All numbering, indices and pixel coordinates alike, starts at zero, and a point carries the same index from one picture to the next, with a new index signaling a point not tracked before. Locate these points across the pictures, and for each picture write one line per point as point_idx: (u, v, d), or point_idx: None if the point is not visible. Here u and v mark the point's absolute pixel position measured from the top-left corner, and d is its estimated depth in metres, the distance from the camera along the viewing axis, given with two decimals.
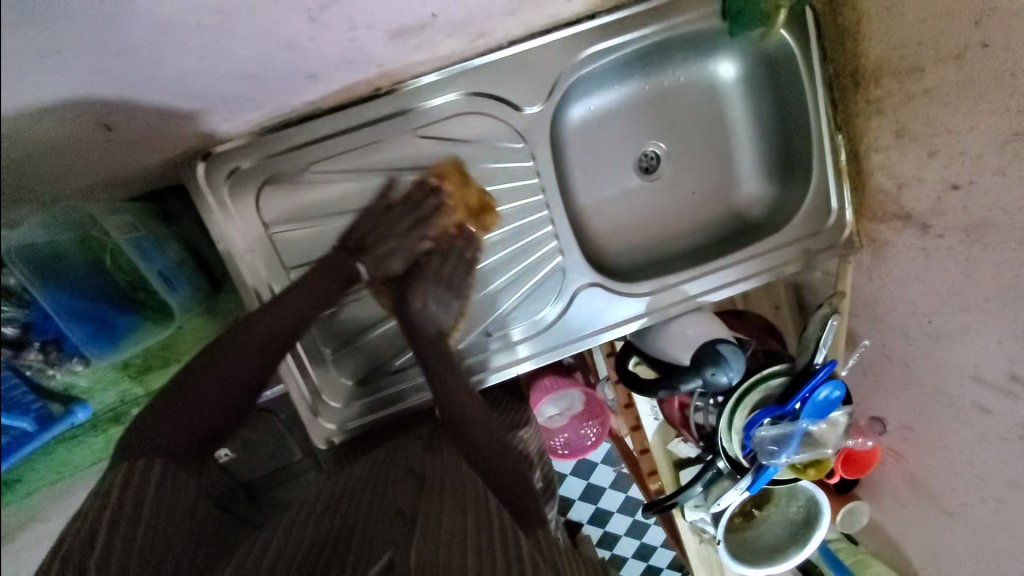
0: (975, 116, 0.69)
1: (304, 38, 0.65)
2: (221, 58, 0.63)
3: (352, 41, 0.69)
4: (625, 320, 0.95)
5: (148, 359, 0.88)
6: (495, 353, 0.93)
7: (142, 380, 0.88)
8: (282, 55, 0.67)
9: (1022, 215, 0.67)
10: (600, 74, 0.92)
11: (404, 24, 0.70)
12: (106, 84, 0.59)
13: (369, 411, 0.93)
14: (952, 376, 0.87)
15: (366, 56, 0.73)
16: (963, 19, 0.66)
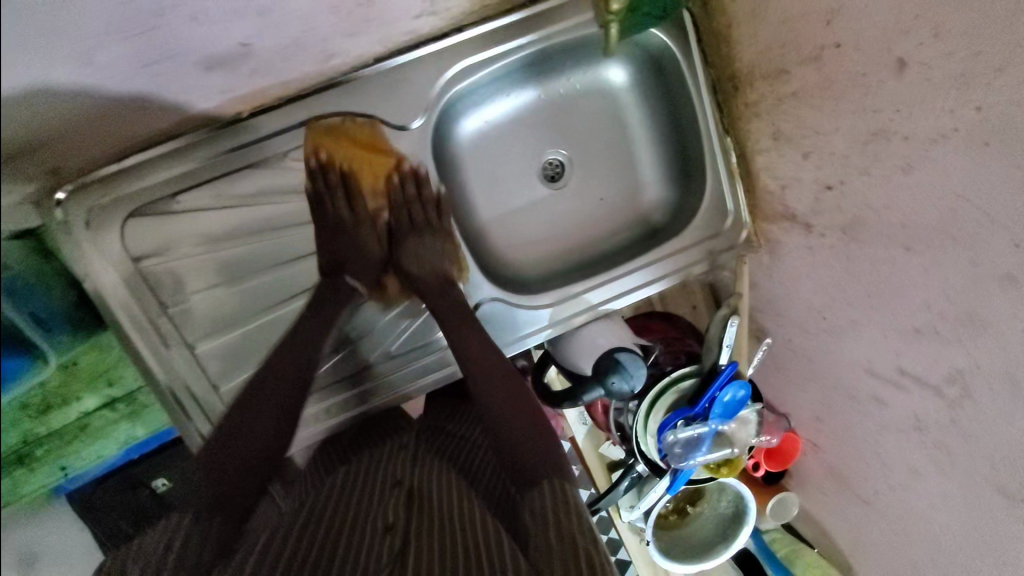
0: (837, 117, 0.68)
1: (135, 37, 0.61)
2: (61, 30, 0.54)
3: (154, 74, 0.68)
4: (541, 325, 0.95)
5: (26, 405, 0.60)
6: (416, 363, 0.92)
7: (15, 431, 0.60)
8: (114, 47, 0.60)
9: (888, 214, 0.67)
10: (485, 88, 0.91)
11: (215, 54, 0.70)
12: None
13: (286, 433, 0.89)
14: (850, 370, 0.88)
15: (198, 85, 0.73)
16: (814, 22, 0.65)
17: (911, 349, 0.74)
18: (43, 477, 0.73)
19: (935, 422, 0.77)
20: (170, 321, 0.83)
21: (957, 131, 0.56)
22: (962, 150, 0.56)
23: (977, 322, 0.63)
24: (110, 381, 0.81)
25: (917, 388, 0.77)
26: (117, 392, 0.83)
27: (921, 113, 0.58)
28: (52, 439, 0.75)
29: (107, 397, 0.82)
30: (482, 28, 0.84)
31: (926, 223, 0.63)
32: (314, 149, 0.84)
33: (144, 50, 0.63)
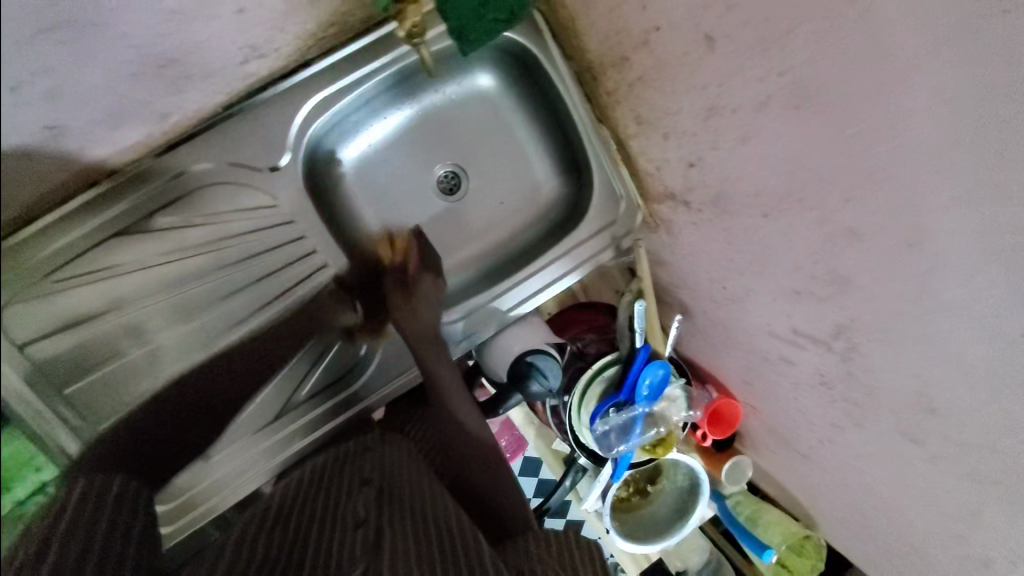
0: (678, 98, 0.68)
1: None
2: None
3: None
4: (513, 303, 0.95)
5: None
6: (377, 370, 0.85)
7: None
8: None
9: (742, 184, 0.68)
10: (356, 113, 0.87)
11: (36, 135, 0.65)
12: None
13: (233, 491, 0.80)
14: (759, 335, 0.88)
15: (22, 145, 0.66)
16: (634, 8, 0.65)
17: (798, 309, 0.74)
18: None
19: (836, 375, 0.77)
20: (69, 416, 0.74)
21: (772, 98, 0.55)
22: (778, 116, 0.56)
23: (840, 278, 0.63)
24: None
25: (813, 346, 0.77)
26: None
27: (738, 84, 0.58)
28: None
29: None
30: (338, 54, 0.80)
31: (773, 189, 0.63)
32: (189, 199, 0.78)
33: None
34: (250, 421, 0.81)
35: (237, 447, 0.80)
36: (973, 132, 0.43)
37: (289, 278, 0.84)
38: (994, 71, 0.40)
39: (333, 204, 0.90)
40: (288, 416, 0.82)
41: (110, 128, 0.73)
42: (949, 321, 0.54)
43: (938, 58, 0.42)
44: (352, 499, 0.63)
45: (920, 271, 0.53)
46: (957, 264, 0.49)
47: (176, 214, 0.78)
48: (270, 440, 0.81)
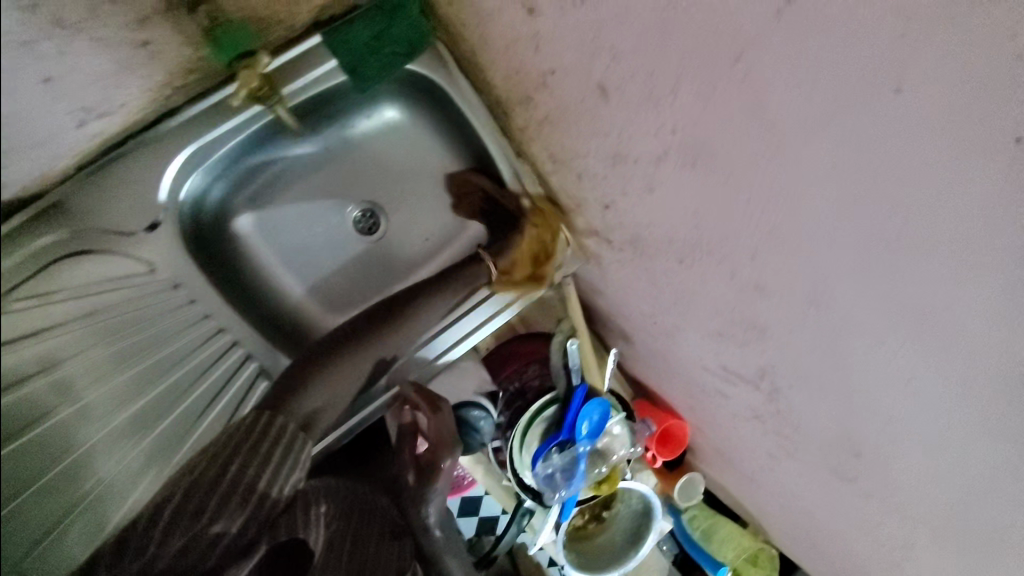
0: (584, 141, 0.63)
1: None
2: None
3: None
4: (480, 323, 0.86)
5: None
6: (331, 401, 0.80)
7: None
8: None
9: (656, 231, 0.64)
10: (246, 157, 0.79)
11: None
12: None
13: None
14: (694, 369, 0.86)
15: None
16: (528, 49, 0.60)
17: (725, 349, 0.72)
18: None
19: (767, 412, 0.76)
20: None
21: (670, 152, 0.51)
22: (678, 170, 0.52)
23: (757, 327, 0.61)
24: None
25: (742, 384, 0.75)
26: None
27: (636, 135, 0.54)
28: None
29: None
30: (213, 97, 0.71)
31: (683, 238, 0.59)
32: (50, 269, 0.63)
33: None
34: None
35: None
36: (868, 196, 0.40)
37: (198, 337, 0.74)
38: (885, 148, 0.37)
39: (229, 259, 0.82)
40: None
41: None
42: (858, 377, 0.52)
43: (821, 130, 0.39)
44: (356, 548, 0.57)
45: (828, 330, 0.51)
46: (864, 323, 0.47)
47: (32, 291, 0.63)
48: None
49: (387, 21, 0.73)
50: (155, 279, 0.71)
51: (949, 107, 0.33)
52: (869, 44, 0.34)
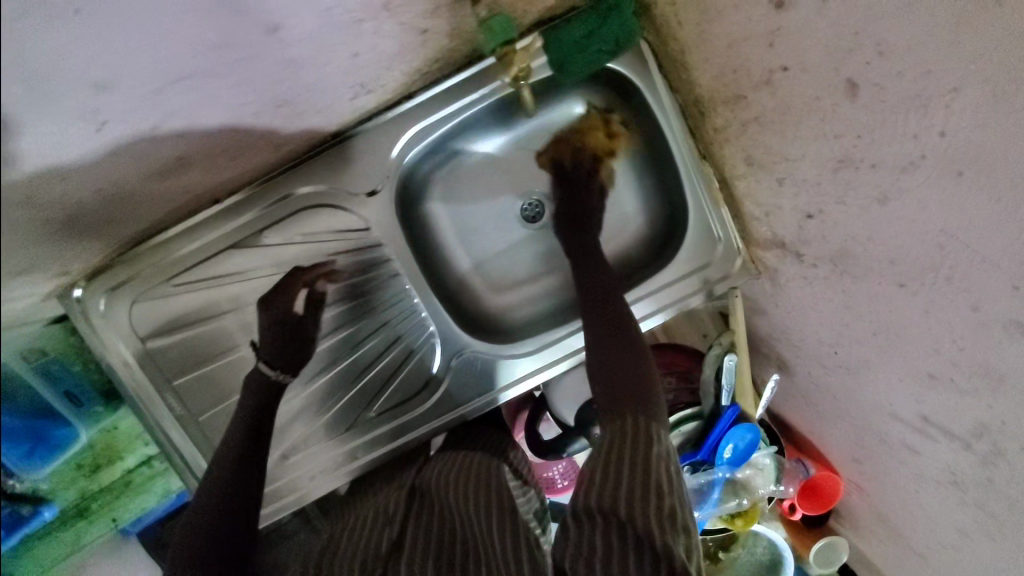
0: (801, 144, 0.60)
1: (222, 69, 0.50)
2: (152, 55, 0.44)
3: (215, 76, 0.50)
4: None
5: (96, 457, 0.82)
6: (490, 371, 0.90)
7: (90, 479, 0.82)
8: (217, 87, 0.51)
9: (874, 247, 0.58)
10: (450, 140, 0.87)
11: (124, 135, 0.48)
12: (153, 50, 0.44)
13: (359, 454, 0.90)
14: (875, 412, 0.76)
15: (161, 107, 0.49)
16: (757, 45, 0.58)
17: (932, 394, 0.63)
18: (99, 527, 0.84)
19: (974, 480, 0.64)
20: (193, 415, 0.87)
21: (926, 159, 0.47)
22: (932, 182, 0.47)
23: (993, 375, 0.53)
24: (144, 441, 0.87)
25: (946, 440, 0.65)
26: (152, 450, 0.88)
27: (882, 138, 0.50)
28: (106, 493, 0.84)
29: (145, 455, 0.88)
30: (441, 86, 0.81)
31: (914, 259, 0.54)
32: (297, 216, 0.83)
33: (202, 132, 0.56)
34: (331, 424, 0.90)
35: (322, 451, 0.89)
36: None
37: (389, 290, 0.88)
38: None
39: (420, 227, 0.91)
40: (364, 428, 0.90)
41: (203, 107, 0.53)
42: None
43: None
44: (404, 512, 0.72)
45: None
46: None
47: (280, 232, 0.84)
48: (355, 442, 0.90)
49: (599, 20, 0.75)
50: (370, 235, 0.85)
51: None
52: None
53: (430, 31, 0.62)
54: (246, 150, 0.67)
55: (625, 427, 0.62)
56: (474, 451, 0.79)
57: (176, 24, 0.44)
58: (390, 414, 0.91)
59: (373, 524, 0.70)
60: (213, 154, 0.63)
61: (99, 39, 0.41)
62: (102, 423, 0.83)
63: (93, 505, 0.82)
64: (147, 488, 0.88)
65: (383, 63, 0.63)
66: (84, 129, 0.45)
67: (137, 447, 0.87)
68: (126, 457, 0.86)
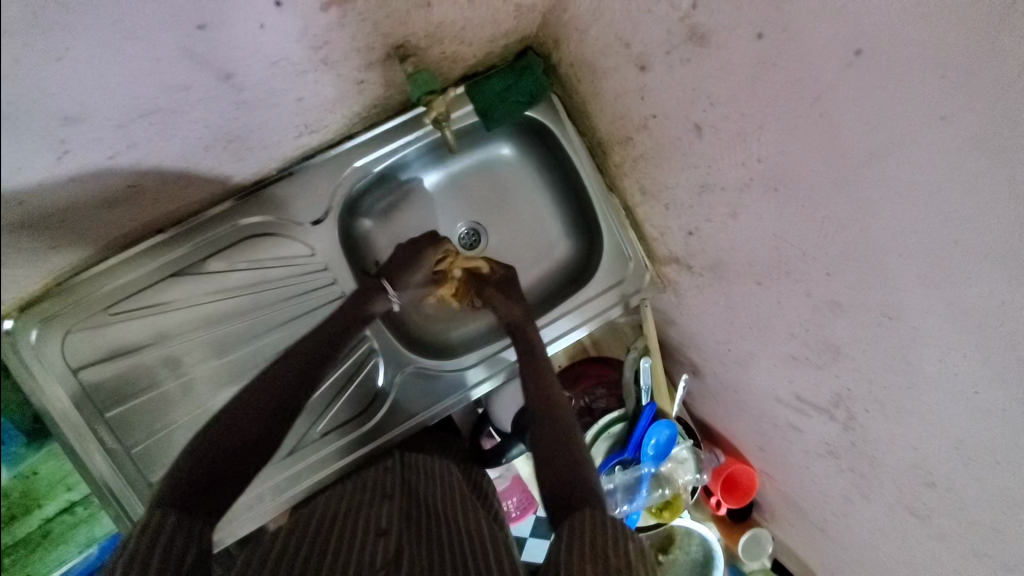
0: (675, 174, 0.75)
1: (181, 107, 0.57)
2: (128, 92, 0.51)
3: (173, 112, 0.57)
4: (559, 335, 0.99)
5: (12, 505, 0.77)
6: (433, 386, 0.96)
7: (3, 531, 0.77)
8: (177, 122, 0.58)
9: (737, 253, 0.73)
10: (390, 177, 0.97)
11: (84, 162, 0.54)
12: (129, 92, 0.51)
13: (303, 476, 0.92)
14: (766, 399, 0.89)
15: (124, 134, 0.55)
16: (634, 100, 0.74)
17: (797, 374, 0.75)
18: None
19: (842, 446, 0.75)
20: (124, 447, 0.87)
21: (754, 180, 0.61)
22: (762, 197, 0.62)
23: (832, 349, 0.66)
24: (68, 486, 0.83)
25: (816, 413, 0.77)
26: (76, 496, 0.84)
27: (724, 167, 0.64)
28: (19, 548, 0.79)
29: (66, 502, 0.83)
30: (381, 128, 0.91)
31: (763, 259, 0.68)
32: (242, 246, 0.89)
33: (151, 160, 0.62)
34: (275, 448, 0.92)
35: (263, 477, 0.91)
36: (934, 227, 0.45)
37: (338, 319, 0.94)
38: (942, 186, 0.42)
39: (363, 255, 0.98)
40: (310, 449, 0.93)
41: (160, 137, 0.59)
42: (935, 395, 0.54)
43: (876, 166, 0.46)
44: (378, 514, 0.71)
45: (901, 346, 0.55)
46: (933, 339, 0.51)
47: (223, 260, 0.88)
48: (300, 465, 0.92)
49: (516, 76, 0.89)
50: (313, 261, 0.91)
51: (968, 152, 0.39)
52: (908, 111, 0.42)
53: (365, 81, 0.71)
54: (194, 180, 0.73)
55: (582, 519, 0.62)
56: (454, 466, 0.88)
57: (147, 70, 0.50)
58: (336, 434, 0.94)
59: (361, 537, 0.65)
60: (164, 182, 0.69)
61: (66, 80, 0.45)
62: (20, 468, 0.78)
63: (5, 560, 0.77)
64: (69, 539, 0.83)
65: (323, 106, 0.72)
66: (47, 155, 0.49)
67: (59, 492, 0.82)
68: (46, 505, 0.81)
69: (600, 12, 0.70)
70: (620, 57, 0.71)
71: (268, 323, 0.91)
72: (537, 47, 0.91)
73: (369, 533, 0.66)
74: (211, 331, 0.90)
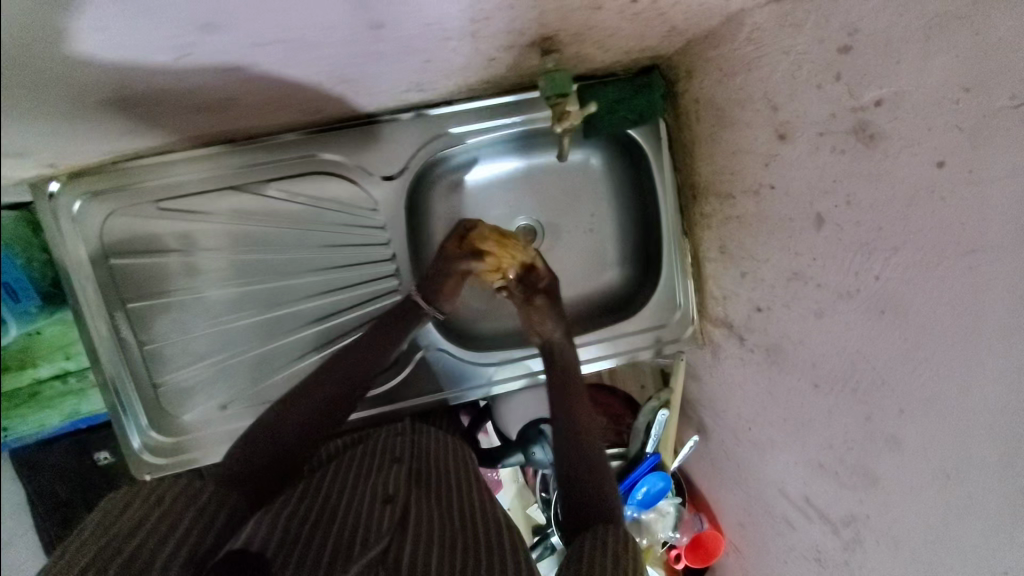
0: (768, 250, 0.72)
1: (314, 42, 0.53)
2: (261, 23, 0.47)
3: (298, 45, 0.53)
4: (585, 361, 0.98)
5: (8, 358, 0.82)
6: (444, 377, 0.96)
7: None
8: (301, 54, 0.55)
9: (802, 349, 0.71)
10: (470, 154, 0.93)
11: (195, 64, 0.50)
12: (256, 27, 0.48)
13: None
14: (770, 487, 0.88)
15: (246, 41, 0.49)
16: (755, 164, 0.70)
17: (817, 479, 0.75)
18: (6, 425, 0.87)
19: (832, 559, 0.75)
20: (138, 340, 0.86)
21: (860, 293, 0.59)
22: (860, 312, 0.59)
23: (867, 475, 0.65)
24: (68, 354, 0.87)
25: (819, 521, 0.76)
26: (71, 366, 0.88)
27: (831, 268, 0.62)
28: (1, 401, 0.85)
29: (61, 369, 0.87)
30: (482, 102, 0.87)
31: (831, 366, 0.66)
32: (307, 179, 0.86)
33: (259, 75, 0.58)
34: (265, 392, 0.91)
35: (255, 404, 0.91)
36: None
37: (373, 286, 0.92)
38: None
39: (422, 220, 0.95)
40: None
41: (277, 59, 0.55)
42: (964, 563, 0.54)
43: (1013, 341, 0.44)
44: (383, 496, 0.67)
45: (951, 506, 0.54)
46: (987, 514, 0.50)
47: (284, 187, 0.85)
48: None
49: (633, 93, 0.84)
50: (373, 216, 0.88)
51: None
52: None
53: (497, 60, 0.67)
54: (288, 105, 0.69)
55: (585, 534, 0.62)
56: (463, 446, 0.88)
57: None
58: None
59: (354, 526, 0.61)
60: (260, 101, 0.65)
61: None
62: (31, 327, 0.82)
63: None
64: (50, 405, 0.88)
65: (444, 72, 0.67)
66: (177, 54, 0.48)
67: (57, 358, 0.87)
68: (43, 365, 0.86)
69: (755, 65, 0.65)
70: (759, 117, 0.67)
71: (310, 263, 0.89)
72: (666, 69, 0.86)
73: (364, 525, 0.61)
74: (253, 253, 0.87)
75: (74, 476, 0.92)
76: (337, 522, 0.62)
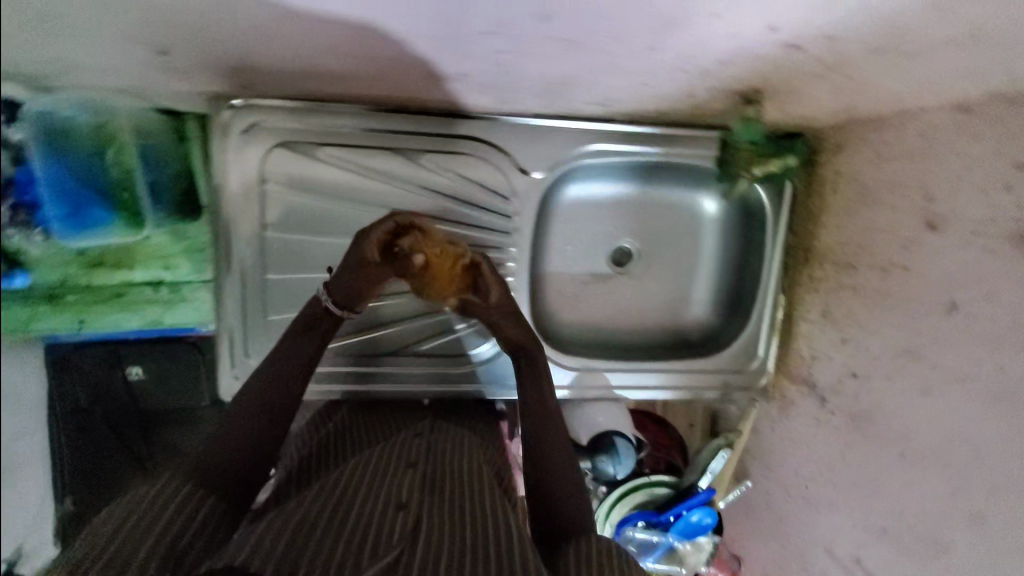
0: (881, 323, 0.79)
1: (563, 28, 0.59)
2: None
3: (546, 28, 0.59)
4: (660, 386, 1.04)
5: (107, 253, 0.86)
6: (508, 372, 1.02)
7: (91, 273, 0.86)
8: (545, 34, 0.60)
9: (896, 420, 0.76)
10: (604, 171, 1.00)
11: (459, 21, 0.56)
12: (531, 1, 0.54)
13: (362, 376, 0.99)
14: (812, 547, 0.90)
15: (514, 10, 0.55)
16: (890, 244, 0.77)
17: (877, 545, 0.78)
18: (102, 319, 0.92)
19: None
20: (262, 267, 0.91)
21: (979, 378, 0.64)
22: (976, 395, 0.65)
23: (940, 547, 0.69)
24: (165, 265, 0.89)
25: None
26: (167, 277, 0.90)
27: (952, 349, 0.68)
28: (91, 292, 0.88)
29: (156, 276, 0.89)
30: (634, 128, 0.94)
31: (927, 440, 0.71)
32: (460, 159, 0.91)
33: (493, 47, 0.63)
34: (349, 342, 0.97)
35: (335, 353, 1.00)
36: None
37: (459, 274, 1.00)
38: None
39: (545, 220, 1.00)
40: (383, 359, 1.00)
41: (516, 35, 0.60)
42: None
43: None
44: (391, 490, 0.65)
45: None
46: None
47: (438, 161, 0.91)
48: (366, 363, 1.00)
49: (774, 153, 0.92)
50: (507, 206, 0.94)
51: None
52: None
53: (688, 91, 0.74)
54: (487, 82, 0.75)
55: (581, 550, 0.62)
56: (488, 444, 0.89)
57: None
58: (408, 360, 1.01)
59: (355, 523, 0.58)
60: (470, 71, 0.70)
61: None
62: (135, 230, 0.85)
63: (70, 295, 0.87)
64: (135, 309, 0.90)
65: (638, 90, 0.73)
66: None
67: (155, 266, 0.89)
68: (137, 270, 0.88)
69: (917, 157, 0.72)
70: (908, 203, 0.74)
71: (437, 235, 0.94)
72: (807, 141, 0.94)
73: (363, 520, 0.59)
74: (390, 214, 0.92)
75: (101, 385, 0.92)
76: (333, 519, 0.60)
